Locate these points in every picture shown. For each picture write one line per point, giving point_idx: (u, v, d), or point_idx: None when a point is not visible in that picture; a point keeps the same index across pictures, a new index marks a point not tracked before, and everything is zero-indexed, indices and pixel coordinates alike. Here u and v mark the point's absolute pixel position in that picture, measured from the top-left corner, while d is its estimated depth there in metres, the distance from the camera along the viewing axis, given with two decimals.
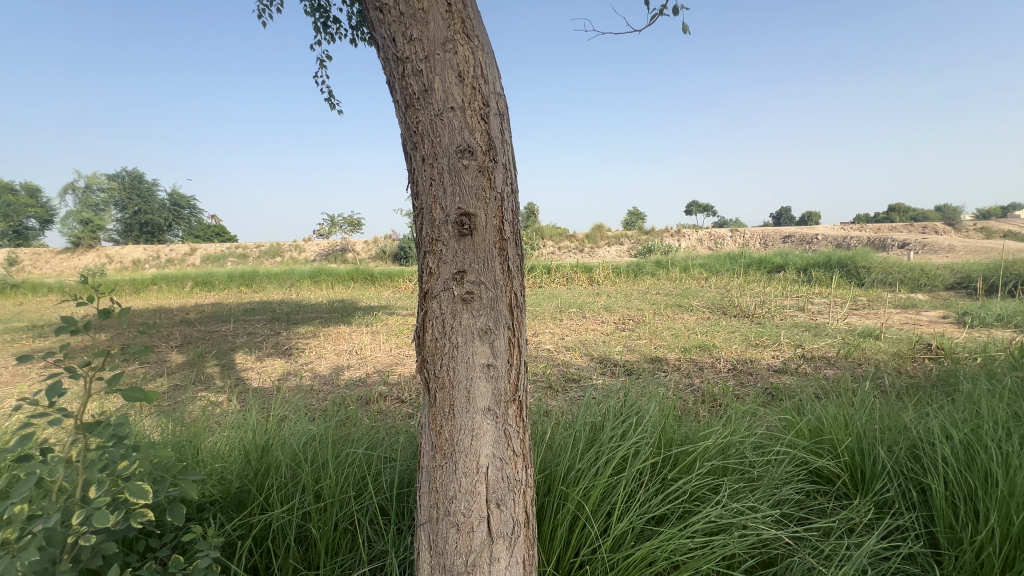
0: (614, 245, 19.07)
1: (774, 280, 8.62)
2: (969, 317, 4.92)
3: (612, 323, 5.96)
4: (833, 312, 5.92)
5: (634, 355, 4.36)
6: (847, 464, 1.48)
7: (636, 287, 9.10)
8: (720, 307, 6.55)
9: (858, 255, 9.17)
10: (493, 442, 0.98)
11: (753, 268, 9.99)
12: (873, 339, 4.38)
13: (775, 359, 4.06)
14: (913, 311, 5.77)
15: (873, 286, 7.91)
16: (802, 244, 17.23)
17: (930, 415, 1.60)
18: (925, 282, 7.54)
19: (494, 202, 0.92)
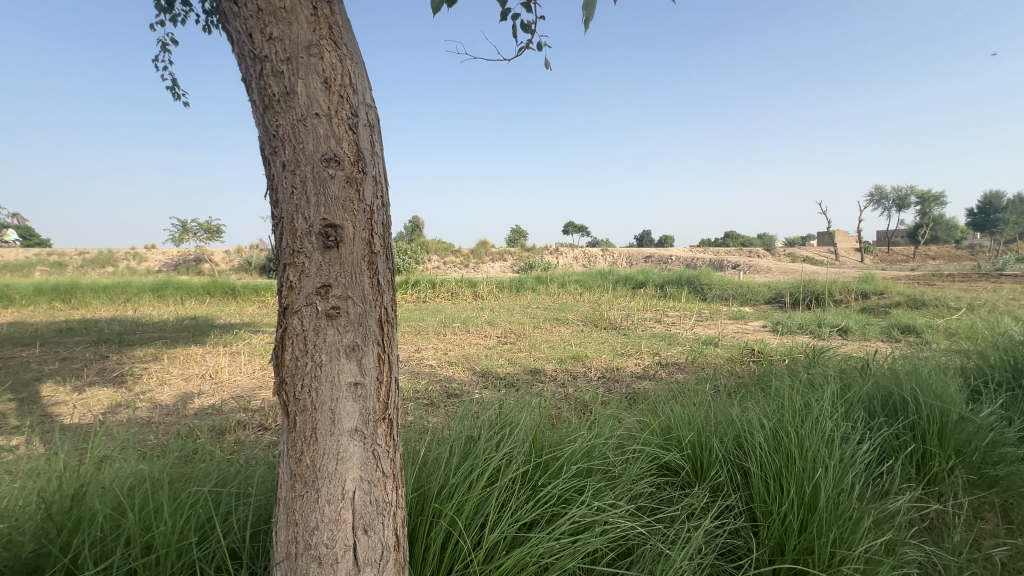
0: (498, 261, 19.64)
1: (637, 295, 9.63)
2: (780, 326, 6.03)
3: (494, 337, 6.09)
4: (683, 324, 6.80)
5: (514, 367, 4.50)
6: (688, 457, 1.70)
7: (517, 301, 9.46)
8: (592, 320, 7.11)
9: (701, 274, 10.69)
10: (360, 465, 0.93)
11: (620, 284, 11.04)
12: (713, 346, 5.13)
13: (637, 366, 4.52)
14: (742, 322, 6.89)
15: (713, 300, 9.27)
16: (660, 264, 19.60)
17: (750, 408, 1.92)
18: (750, 296, 9.07)
19: (363, 214, 0.90)
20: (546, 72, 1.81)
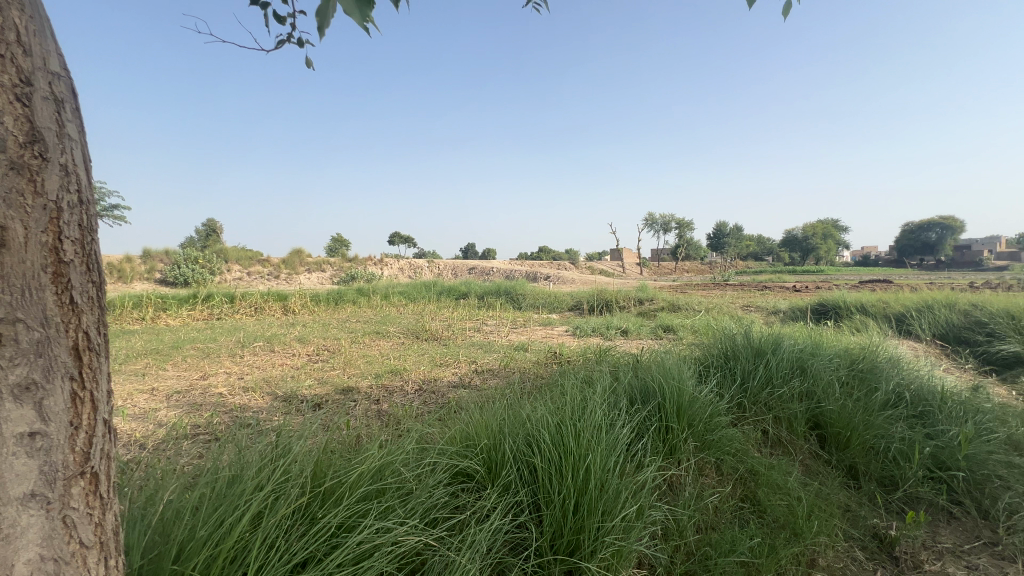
0: (314, 272, 18.05)
1: (460, 305, 9.91)
2: (579, 330, 6.88)
3: (304, 356, 5.52)
4: (499, 331, 7.23)
5: (324, 388, 4.13)
6: (482, 461, 1.78)
7: (334, 315, 8.79)
8: (413, 332, 7.03)
9: (517, 285, 11.57)
10: (41, 540, 0.70)
11: (443, 295, 11.21)
12: (523, 351, 5.56)
13: (454, 375, 4.61)
14: (549, 327, 7.65)
15: (527, 308, 10.11)
16: (482, 275, 20.62)
17: (539, 407, 2.11)
18: (557, 304, 10.16)
19: (43, 211, 0.69)
20: (308, 69, 1.94)
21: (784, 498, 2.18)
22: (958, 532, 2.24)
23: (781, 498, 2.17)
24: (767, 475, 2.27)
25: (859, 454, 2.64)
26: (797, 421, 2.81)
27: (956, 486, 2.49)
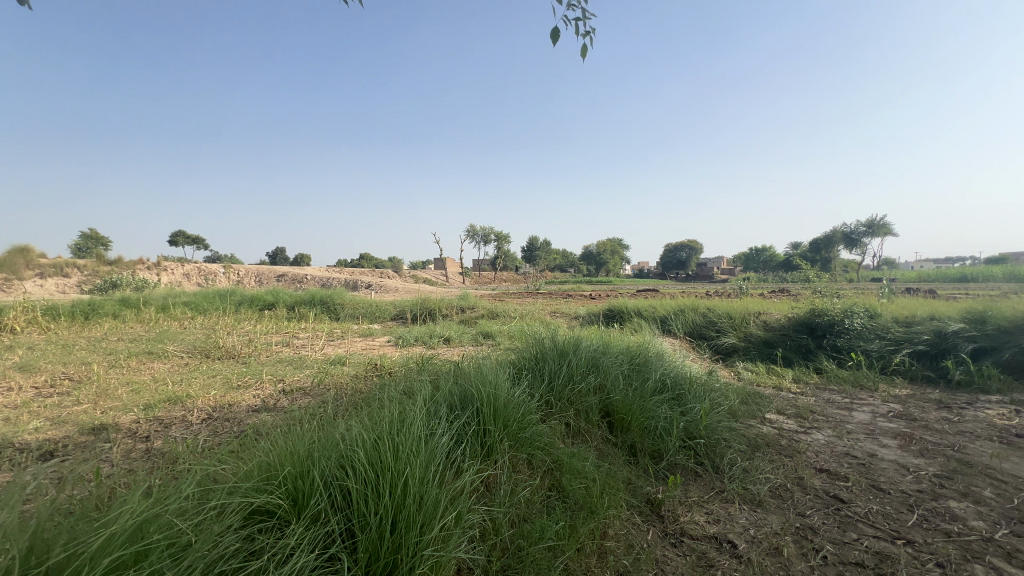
0: (50, 278, 13.76)
1: (265, 317, 8.72)
2: (401, 340, 6.72)
3: (29, 389, 4.12)
4: (313, 345, 6.59)
5: (61, 429, 3.14)
6: (286, 494, 1.58)
7: (82, 333, 6.81)
8: (202, 350, 5.90)
9: (335, 293, 10.75)
10: None
11: (243, 305, 9.72)
12: (340, 365, 5.17)
13: (255, 398, 4.00)
14: (370, 338, 7.29)
15: (346, 319, 9.46)
16: (295, 283, 18.63)
17: (353, 424, 1.99)
18: (379, 314, 9.77)
19: None
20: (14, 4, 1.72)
21: (582, 481, 2.48)
22: (701, 486, 2.86)
23: (580, 482, 2.46)
24: (569, 463, 2.55)
25: (637, 433, 3.18)
26: (592, 411, 3.25)
27: (699, 450, 3.20)
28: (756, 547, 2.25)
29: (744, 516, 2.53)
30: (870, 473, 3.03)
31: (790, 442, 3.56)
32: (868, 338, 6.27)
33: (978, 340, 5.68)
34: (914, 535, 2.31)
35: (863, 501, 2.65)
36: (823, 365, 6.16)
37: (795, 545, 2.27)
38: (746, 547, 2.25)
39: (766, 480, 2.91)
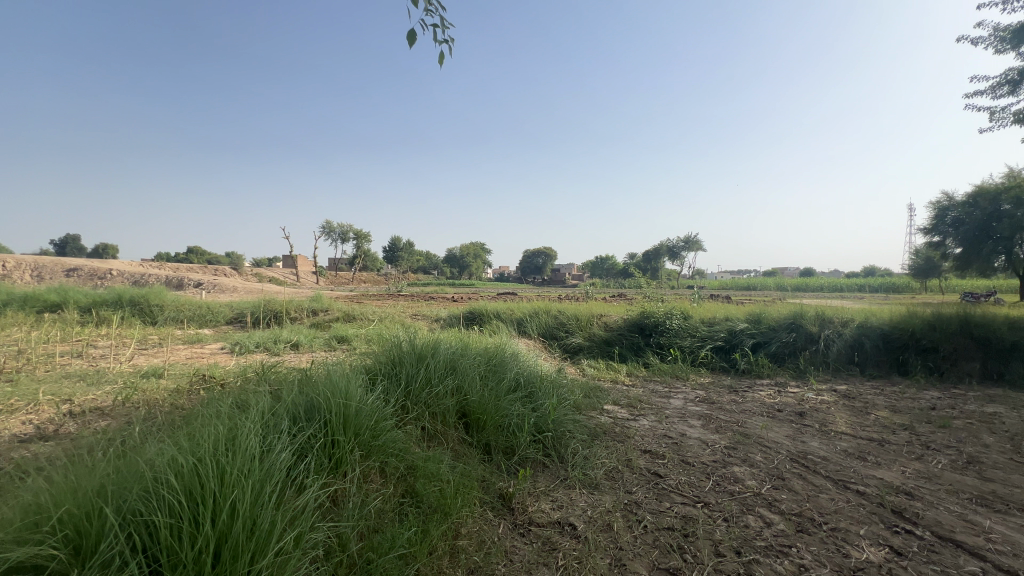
0: None
1: (46, 322, 6.93)
2: (239, 346, 5.94)
3: None
4: (118, 354, 5.44)
5: None
6: (64, 541, 1.29)
7: None
8: None
9: (150, 293, 9.02)
10: None
11: (9, 307, 7.57)
12: (156, 377, 4.36)
13: (27, 425, 3.15)
14: (198, 345, 6.30)
15: (165, 323, 8.01)
16: (93, 280, 15.18)
17: (165, 447, 1.70)
18: (210, 318, 8.48)
19: None
20: None
21: (437, 484, 2.48)
22: (548, 476, 3.09)
23: (434, 485, 2.46)
24: (423, 467, 2.52)
25: (492, 432, 3.29)
26: (449, 413, 3.27)
27: (547, 443, 3.46)
28: (592, 526, 2.50)
29: (583, 499, 2.80)
30: (681, 450, 3.60)
31: (622, 429, 4.06)
32: (683, 336, 7.46)
33: (756, 336, 7.17)
34: (709, 498, 2.80)
35: (675, 474, 3.14)
36: (650, 360, 7.15)
37: (623, 519, 2.58)
38: (584, 527, 2.49)
39: (602, 464, 3.27)
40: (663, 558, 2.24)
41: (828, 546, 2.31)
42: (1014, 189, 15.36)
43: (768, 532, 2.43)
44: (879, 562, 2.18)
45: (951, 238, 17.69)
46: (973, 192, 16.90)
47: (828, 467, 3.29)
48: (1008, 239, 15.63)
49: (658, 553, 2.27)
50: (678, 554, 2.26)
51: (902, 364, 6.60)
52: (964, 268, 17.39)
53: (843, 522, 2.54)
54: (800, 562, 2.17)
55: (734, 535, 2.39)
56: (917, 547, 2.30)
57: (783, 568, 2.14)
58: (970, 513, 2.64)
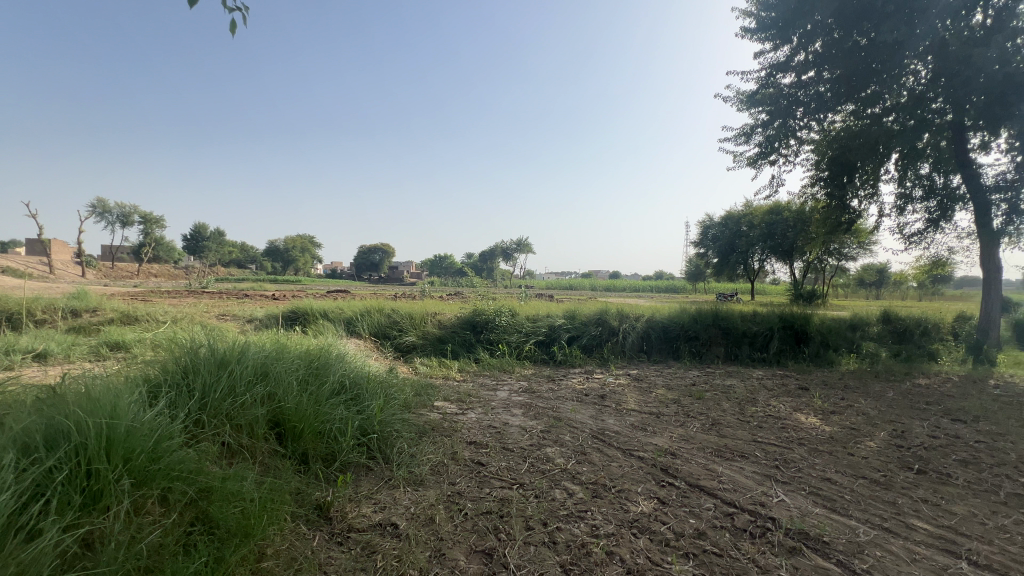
0: None
1: None
2: None
3: None
4: None
5: None
6: None
7: None
8: None
9: None
10: None
11: None
12: None
13: None
14: None
15: None
16: None
17: None
18: None
19: None
20: None
21: (237, 504, 2.20)
22: (372, 479, 3.01)
23: (234, 506, 2.18)
24: (221, 488, 2.22)
25: (310, 440, 3.05)
26: (258, 424, 2.92)
27: (372, 445, 3.36)
28: (414, 522, 2.52)
29: (407, 497, 2.80)
30: (503, 438, 3.87)
31: (451, 423, 4.17)
32: (510, 332, 7.99)
33: (571, 330, 8.09)
34: (524, 478, 3.08)
35: (496, 461, 3.36)
36: (480, 355, 7.49)
37: (445, 510, 2.66)
38: (406, 524, 2.49)
39: (428, 460, 3.32)
40: (480, 541, 2.37)
41: (614, 505, 2.75)
42: (749, 215, 20.33)
43: (570, 501, 2.77)
44: (649, 511, 2.67)
45: (710, 250, 22.57)
46: (724, 215, 21.83)
47: (619, 440, 3.90)
48: (745, 253, 20.64)
49: (476, 537, 2.40)
50: (494, 535, 2.42)
51: (675, 350, 8.19)
52: (718, 274, 22.36)
53: (627, 483, 3.05)
54: (592, 523, 2.53)
55: (542, 508, 2.67)
56: (675, 495, 2.88)
57: (580, 529, 2.47)
58: (710, 463, 3.43)
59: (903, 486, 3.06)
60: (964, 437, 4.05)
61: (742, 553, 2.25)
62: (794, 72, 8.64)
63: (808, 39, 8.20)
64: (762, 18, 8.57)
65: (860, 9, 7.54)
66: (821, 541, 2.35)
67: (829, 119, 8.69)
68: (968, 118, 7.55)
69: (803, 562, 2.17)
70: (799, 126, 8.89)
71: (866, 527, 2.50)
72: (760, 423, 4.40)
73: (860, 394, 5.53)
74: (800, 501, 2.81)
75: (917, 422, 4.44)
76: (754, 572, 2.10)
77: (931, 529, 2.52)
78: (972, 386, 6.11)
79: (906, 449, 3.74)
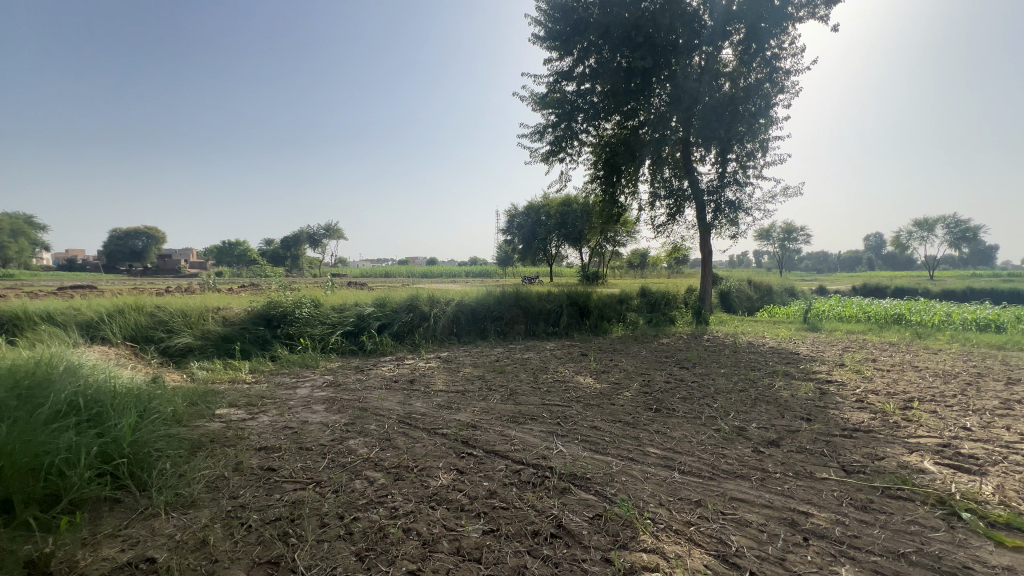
0: None
1: None
2: None
3: None
4: None
5: None
6: None
7: None
8: None
9: None
10: None
11: None
12: None
13: None
14: None
15: None
16: None
17: None
18: None
19: None
20: None
21: None
22: (119, 513, 2.46)
23: None
24: None
25: (12, 479, 2.31)
26: None
27: (120, 472, 2.73)
28: (179, 550, 2.16)
29: (170, 524, 2.38)
30: (299, 438, 3.58)
31: (235, 431, 3.67)
32: (313, 325, 7.39)
33: (381, 318, 7.89)
34: (321, 475, 2.92)
35: (290, 463, 3.10)
36: (277, 352, 6.74)
37: (223, 528, 2.35)
38: (167, 556, 2.12)
39: (202, 476, 2.87)
40: (265, 551, 2.18)
41: (415, 483, 2.83)
42: (546, 206, 22.70)
43: (370, 489, 2.74)
44: (447, 483, 2.82)
45: (516, 238, 24.47)
46: (527, 206, 23.91)
47: (425, 421, 4.00)
48: (544, 240, 23.00)
49: (260, 548, 2.19)
50: (283, 541, 2.25)
51: (483, 331, 8.74)
52: (523, 259, 24.43)
53: (429, 461, 3.16)
54: (392, 505, 2.56)
55: (340, 502, 2.58)
56: (473, 463, 3.11)
57: (379, 514, 2.47)
58: (505, 429, 3.79)
59: (645, 423, 3.90)
60: (685, 379, 5.36)
61: (524, 502, 2.56)
62: (576, 81, 9.90)
63: (585, 54, 9.49)
64: (549, 28, 9.56)
65: (621, 35, 9.03)
66: (585, 478, 2.83)
67: (602, 127, 10.24)
68: (691, 137, 9.82)
69: (571, 498, 2.59)
70: (579, 130, 10.20)
71: (617, 460, 3.12)
72: (548, 388, 5.05)
73: (623, 355, 6.81)
74: (573, 448, 3.33)
75: (658, 372, 5.69)
76: (533, 516, 2.42)
77: (659, 452, 3.28)
78: (693, 341, 8.09)
79: (649, 394, 4.76)
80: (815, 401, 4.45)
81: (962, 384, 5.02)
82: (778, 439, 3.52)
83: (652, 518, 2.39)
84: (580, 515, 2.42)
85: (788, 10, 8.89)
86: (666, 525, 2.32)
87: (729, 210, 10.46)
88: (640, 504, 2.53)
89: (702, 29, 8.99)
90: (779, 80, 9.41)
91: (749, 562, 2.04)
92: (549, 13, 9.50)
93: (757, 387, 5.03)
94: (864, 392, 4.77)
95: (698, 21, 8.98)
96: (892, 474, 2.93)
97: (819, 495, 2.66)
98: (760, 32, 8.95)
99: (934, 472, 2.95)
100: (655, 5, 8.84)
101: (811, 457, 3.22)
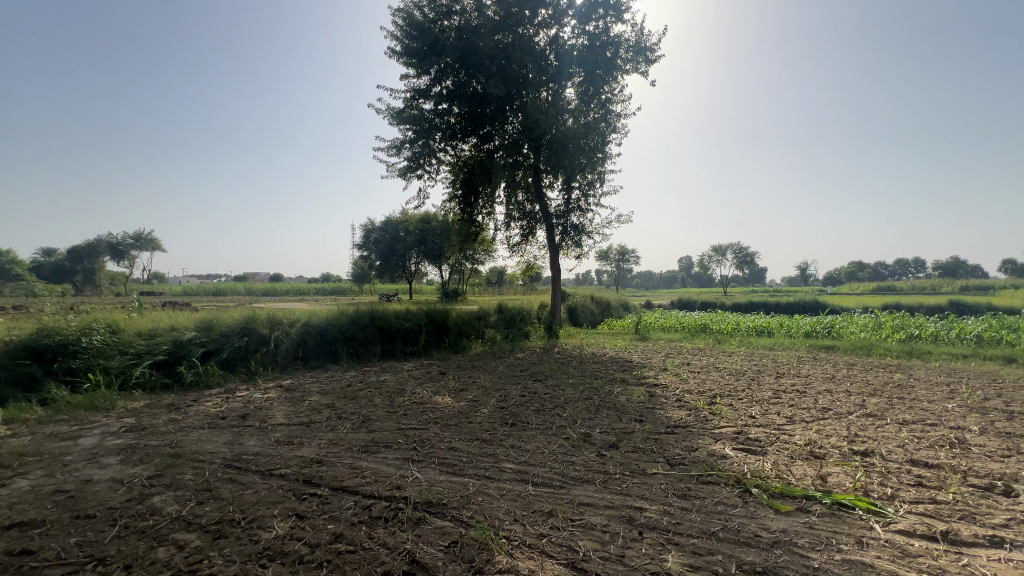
0: None
1: None
2: None
3: None
4: None
5: None
6: None
7: None
8: None
9: None
10: None
11: None
12: None
13: None
14: None
15: None
16: None
17: None
18: None
19: None
20: None
21: None
22: None
23: None
24: None
25: None
26: None
27: None
28: None
29: None
30: (77, 503, 2.81)
31: None
32: (109, 356, 5.98)
33: (206, 345, 6.76)
34: (107, 549, 2.31)
35: (58, 541, 2.39)
36: (51, 394, 5.27)
37: None
38: None
39: None
40: None
41: (241, 539, 2.41)
42: (404, 222, 22.27)
43: (178, 557, 2.25)
44: (284, 533, 2.46)
45: (372, 254, 23.44)
46: (385, 222, 23.13)
47: (258, 462, 3.48)
48: (403, 257, 22.45)
49: None
50: None
51: (333, 353, 8.07)
52: (381, 276, 23.44)
53: (260, 510, 2.72)
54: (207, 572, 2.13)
55: None
56: (315, 504, 2.78)
57: None
58: (356, 461, 3.49)
59: (502, 438, 3.96)
60: (538, 392, 5.63)
61: (375, 541, 2.36)
62: (433, 100, 9.96)
63: (441, 75, 9.63)
64: (406, 45, 9.59)
65: (476, 62, 9.42)
66: (441, 504, 2.74)
67: (459, 148, 10.45)
68: (541, 164, 10.59)
69: (426, 529, 2.46)
70: (437, 148, 10.24)
71: (474, 480, 3.09)
72: (405, 411, 4.84)
73: (480, 371, 6.90)
74: (429, 474, 3.20)
75: (513, 387, 5.87)
76: (384, 556, 2.24)
77: (515, 467, 3.35)
78: (545, 355, 8.58)
79: (505, 409, 4.88)
80: (646, 404, 5.04)
81: (749, 380, 6.18)
82: (617, 442, 3.88)
83: (507, 536, 2.40)
84: (435, 545, 2.31)
85: (617, 62, 10.24)
86: (519, 541, 2.35)
87: (574, 233, 11.47)
88: (495, 523, 2.52)
89: (549, 67, 9.87)
90: (612, 121, 10.73)
91: (595, 565, 2.16)
92: (406, 31, 9.57)
93: (599, 394, 5.51)
94: (682, 392, 5.57)
95: (545, 60, 9.79)
96: (704, 462, 3.44)
97: (650, 490, 2.97)
98: (596, 77, 10.14)
99: (732, 457, 3.54)
100: (508, 39, 9.42)
101: (643, 455, 3.60)
